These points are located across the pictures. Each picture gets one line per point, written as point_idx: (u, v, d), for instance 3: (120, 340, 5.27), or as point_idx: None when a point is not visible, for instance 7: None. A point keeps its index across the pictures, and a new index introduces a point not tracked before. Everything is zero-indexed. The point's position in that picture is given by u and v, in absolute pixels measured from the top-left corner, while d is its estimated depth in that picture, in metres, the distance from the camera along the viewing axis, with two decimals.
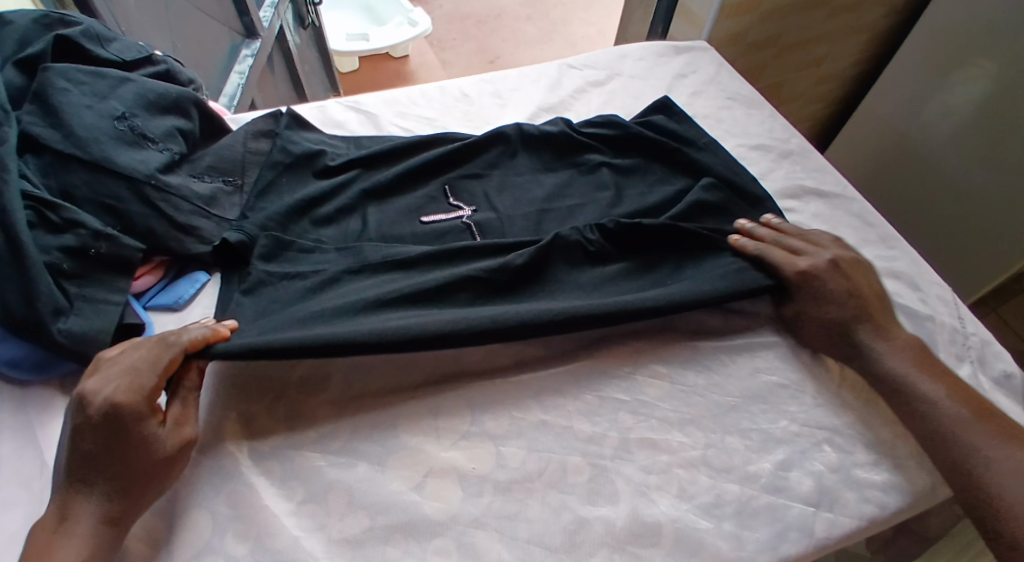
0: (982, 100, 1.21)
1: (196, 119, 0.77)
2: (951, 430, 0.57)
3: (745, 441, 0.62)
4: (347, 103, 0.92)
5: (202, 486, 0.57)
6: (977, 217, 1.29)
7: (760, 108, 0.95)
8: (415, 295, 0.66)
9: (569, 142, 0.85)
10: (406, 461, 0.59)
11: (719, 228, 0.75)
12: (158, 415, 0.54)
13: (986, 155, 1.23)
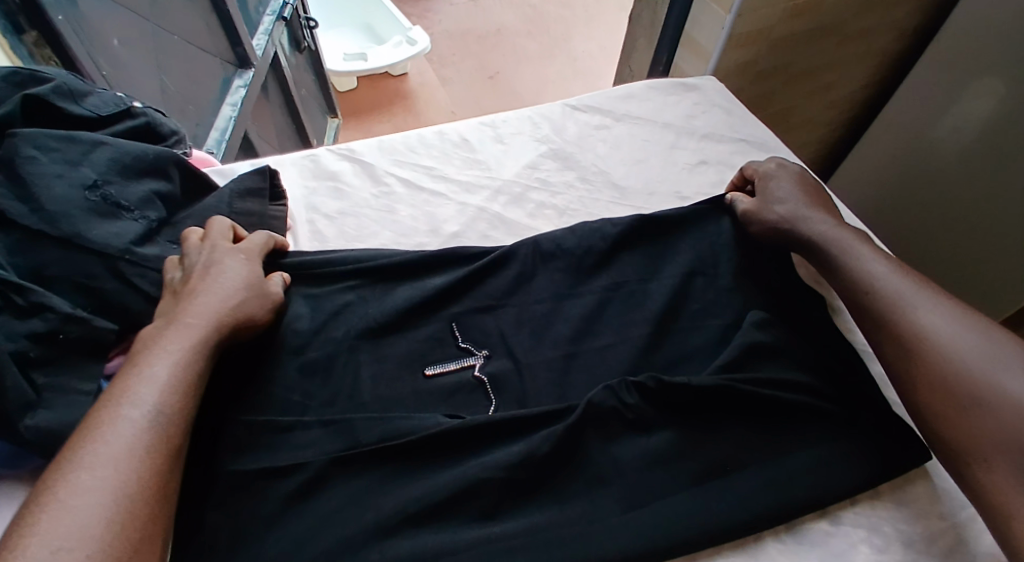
0: (990, 119, 1.17)
1: (177, 180, 0.72)
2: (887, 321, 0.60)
3: (775, 544, 0.58)
4: (340, 151, 0.87)
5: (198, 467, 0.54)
6: (993, 246, 1.23)
7: (776, 152, 0.90)
8: (425, 515, 0.56)
9: (595, 261, 0.75)
10: None
11: (781, 378, 0.64)
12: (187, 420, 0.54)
13: (995, 173, 1.19)
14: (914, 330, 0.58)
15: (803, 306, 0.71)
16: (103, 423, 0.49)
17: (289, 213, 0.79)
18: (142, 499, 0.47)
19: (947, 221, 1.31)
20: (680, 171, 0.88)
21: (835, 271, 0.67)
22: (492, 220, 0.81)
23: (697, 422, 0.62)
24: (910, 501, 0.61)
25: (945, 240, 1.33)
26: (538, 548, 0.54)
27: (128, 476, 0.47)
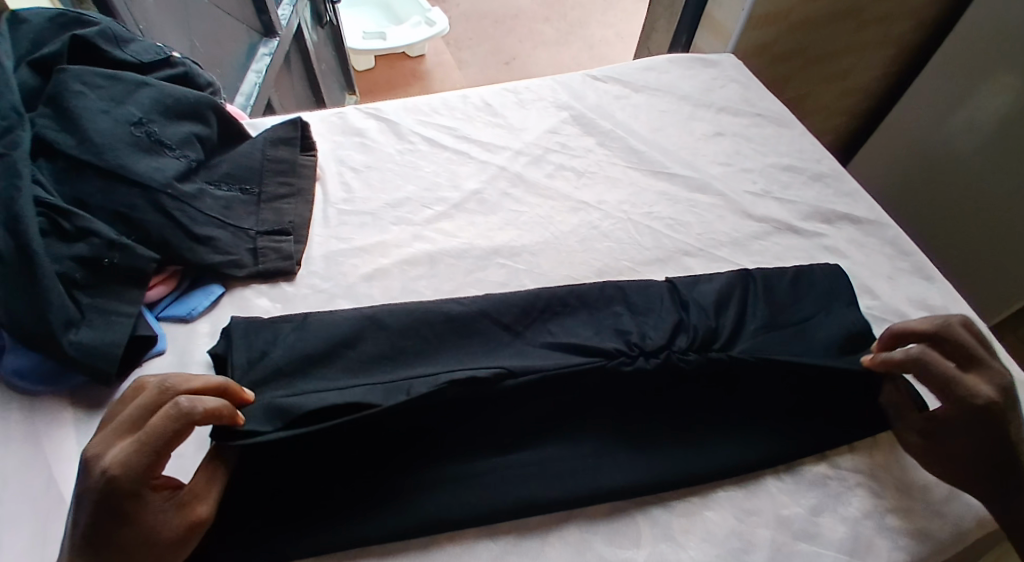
0: (1006, 115, 1.18)
1: (214, 126, 0.75)
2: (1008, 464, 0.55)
3: (776, 483, 0.60)
4: (367, 110, 0.90)
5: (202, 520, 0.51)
6: (999, 235, 1.25)
7: (791, 126, 0.93)
8: (449, 452, 0.58)
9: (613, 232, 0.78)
10: None
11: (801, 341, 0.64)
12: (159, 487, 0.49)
13: (1009, 168, 1.20)
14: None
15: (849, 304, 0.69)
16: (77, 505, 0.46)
17: (318, 164, 0.82)
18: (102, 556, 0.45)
19: (959, 211, 1.33)
20: (697, 140, 0.90)
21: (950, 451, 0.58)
22: (512, 178, 0.83)
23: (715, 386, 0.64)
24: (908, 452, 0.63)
25: (956, 228, 1.35)
26: (553, 482, 0.56)
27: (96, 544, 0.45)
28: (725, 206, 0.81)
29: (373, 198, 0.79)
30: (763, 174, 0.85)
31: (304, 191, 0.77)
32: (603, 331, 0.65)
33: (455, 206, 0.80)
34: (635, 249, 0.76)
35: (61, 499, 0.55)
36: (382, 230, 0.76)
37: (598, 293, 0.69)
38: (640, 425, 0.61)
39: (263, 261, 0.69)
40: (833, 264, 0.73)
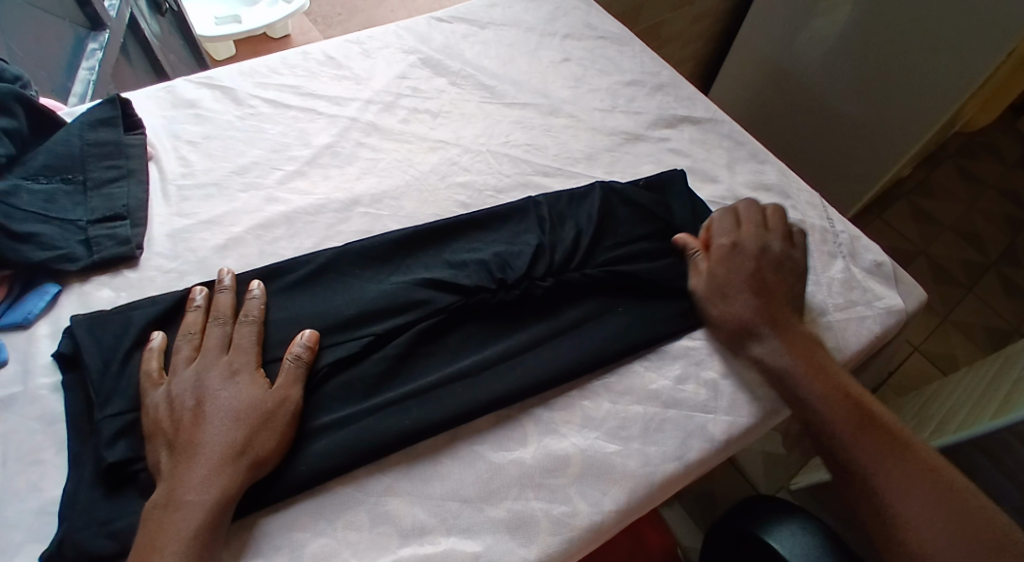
0: (850, 26, 1.21)
1: (23, 118, 0.69)
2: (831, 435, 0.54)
3: (643, 361, 0.64)
4: (199, 79, 0.85)
5: (314, 513, 0.52)
6: (848, 140, 1.34)
7: (631, 43, 0.96)
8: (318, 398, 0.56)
9: (471, 166, 0.79)
10: (309, 510, 0.52)
11: (652, 243, 0.69)
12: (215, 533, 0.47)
13: (858, 77, 1.25)
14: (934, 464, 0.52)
15: (689, 200, 0.74)
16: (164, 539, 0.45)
17: (147, 141, 0.76)
18: None
19: (812, 120, 1.39)
20: (545, 67, 0.91)
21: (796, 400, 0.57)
22: (365, 128, 0.82)
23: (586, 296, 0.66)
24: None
25: (808, 136, 1.42)
26: (431, 406, 0.57)
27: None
28: (577, 125, 0.84)
29: (216, 167, 0.75)
30: (609, 91, 0.88)
31: (135, 171, 0.71)
32: (467, 266, 0.66)
33: (307, 163, 0.78)
34: (495, 177, 0.78)
35: None
36: (230, 198, 0.73)
37: (463, 225, 0.70)
38: (514, 339, 0.62)
39: (97, 251, 0.64)
40: (673, 168, 0.78)
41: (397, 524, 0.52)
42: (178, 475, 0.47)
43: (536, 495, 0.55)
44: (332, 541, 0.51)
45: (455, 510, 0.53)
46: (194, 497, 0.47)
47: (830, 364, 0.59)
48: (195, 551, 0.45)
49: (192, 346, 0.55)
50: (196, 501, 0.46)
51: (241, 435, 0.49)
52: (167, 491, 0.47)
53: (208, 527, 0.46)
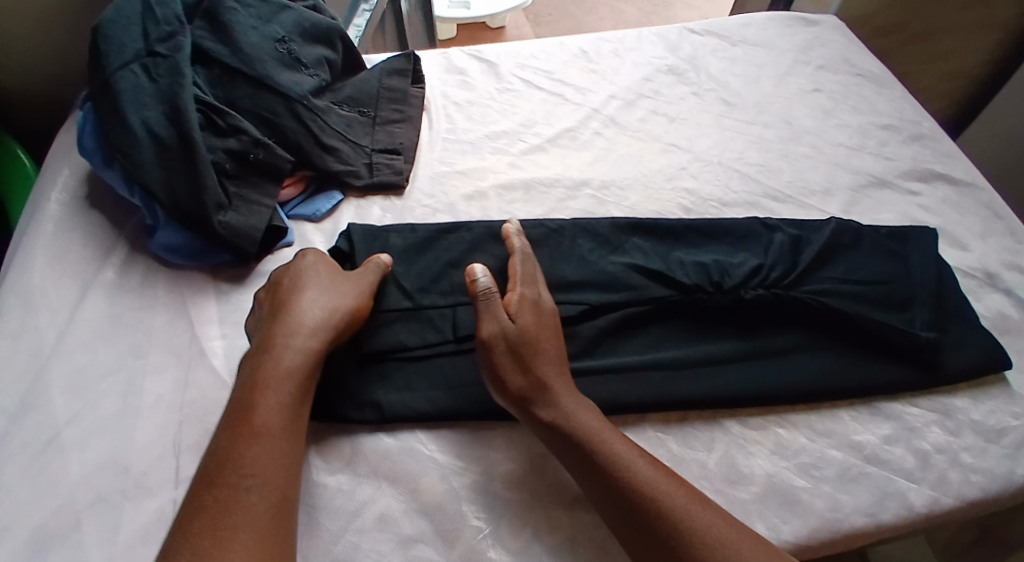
0: None
1: (339, 52, 0.83)
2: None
3: (848, 410, 0.62)
4: (470, 52, 0.97)
5: (510, 441, 0.59)
6: None
7: (891, 88, 0.92)
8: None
9: (701, 175, 0.81)
10: (506, 438, 0.59)
11: (885, 291, 0.66)
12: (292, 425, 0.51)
13: None
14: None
15: (934, 259, 0.69)
16: (249, 421, 0.49)
17: (425, 97, 0.88)
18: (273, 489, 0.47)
19: None
20: (792, 94, 0.90)
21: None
22: (605, 120, 0.87)
23: (798, 326, 0.65)
24: (994, 393, 0.64)
25: None
26: (632, 387, 0.60)
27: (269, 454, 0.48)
28: (818, 157, 0.82)
29: (474, 130, 0.85)
30: (858, 130, 0.85)
31: (414, 118, 0.84)
32: (686, 264, 0.67)
33: (549, 141, 0.85)
34: (723, 190, 0.79)
35: (202, 353, 0.62)
36: (481, 157, 0.82)
37: (687, 228, 0.72)
38: (715, 346, 0.63)
39: (377, 174, 0.76)
40: (925, 225, 0.73)
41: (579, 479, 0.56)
42: (259, 372, 0.52)
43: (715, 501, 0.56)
44: (519, 468, 0.57)
45: None
46: (272, 394, 0.51)
47: (626, 452, 0.52)
48: (271, 435, 0.49)
49: (272, 296, 0.59)
50: (275, 394, 0.51)
51: (310, 343, 0.55)
52: (247, 388, 0.51)
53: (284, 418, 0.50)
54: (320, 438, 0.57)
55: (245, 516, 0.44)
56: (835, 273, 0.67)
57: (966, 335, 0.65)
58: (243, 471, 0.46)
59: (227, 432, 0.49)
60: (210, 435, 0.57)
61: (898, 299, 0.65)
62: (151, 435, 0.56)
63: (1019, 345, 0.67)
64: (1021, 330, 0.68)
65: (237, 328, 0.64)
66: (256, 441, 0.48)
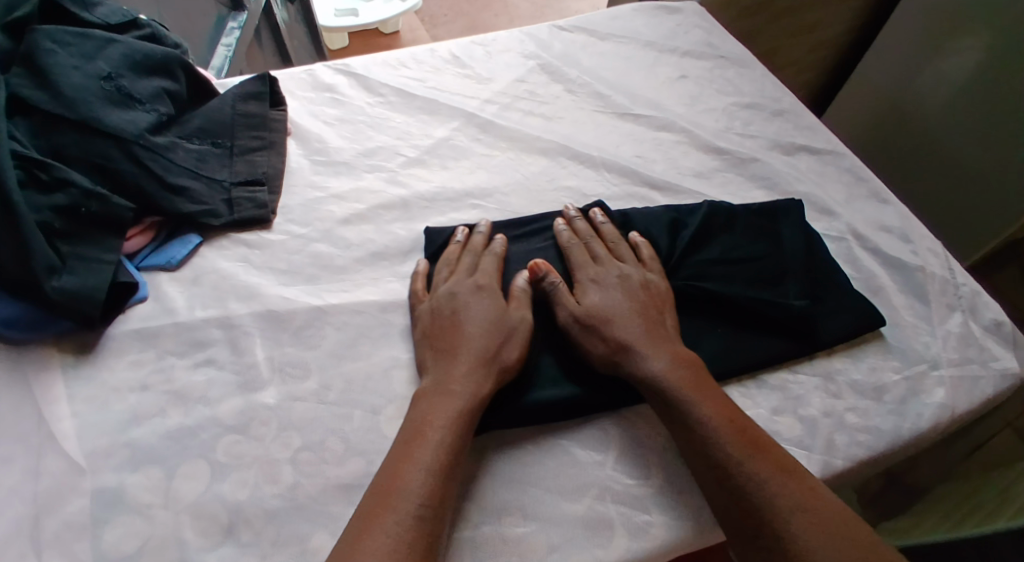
0: (978, 68, 1.08)
1: (183, 83, 0.77)
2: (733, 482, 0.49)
3: (737, 387, 0.62)
4: (337, 67, 0.92)
5: None
6: (971, 192, 1.14)
7: (752, 67, 0.95)
8: (417, 373, 0.61)
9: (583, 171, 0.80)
10: None
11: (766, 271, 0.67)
12: (410, 440, 0.51)
13: (987, 123, 1.08)
14: (761, 483, 0.48)
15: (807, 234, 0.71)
16: (414, 446, 0.50)
17: (289, 118, 0.83)
18: (440, 484, 0.48)
19: (941, 172, 1.19)
20: (661, 83, 0.91)
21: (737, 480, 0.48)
22: (481, 125, 0.85)
23: (686, 310, 0.66)
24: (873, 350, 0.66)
25: (930, 189, 1.22)
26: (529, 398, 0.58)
27: (384, 469, 0.49)
28: (690, 143, 0.83)
29: (347, 148, 0.81)
30: (725, 112, 0.87)
31: (276, 143, 0.79)
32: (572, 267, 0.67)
33: (426, 152, 0.82)
34: (602, 185, 0.79)
35: (54, 437, 0.56)
36: (357, 177, 0.78)
37: (587, 217, 0.72)
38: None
39: (238, 211, 0.71)
40: (794, 197, 0.76)
41: (479, 503, 0.53)
42: (412, 426, 0.52)
43: (616, 500, 0.54)
44: None
45: (536, 497, 0.54)
46: (438, 424, 0.51)
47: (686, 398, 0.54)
48: (460, 454, 0.51)
49: (438, 319, 0.60)
50: (438, 425, 0.51)
51: (492, 341, 0.57)
52: (432, 394, 0.54)
53: (458, 446, 0.51)
54: (186, 511, 0.52)
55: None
56: (713, 256, 0.68)
57: (840, 301, 0.66)
58: (405, 504, 0.46)
59: (382, 478, 0.49)
60: (71, 526, 0.51)
61: (773, 276, 0.67)
62: (6, 534, 0.50)
63: (889, 302, 0.70)
64: (889, 287, 0.71)
65: (90, 403, 0.58)
66: (416, 481, 0.47)
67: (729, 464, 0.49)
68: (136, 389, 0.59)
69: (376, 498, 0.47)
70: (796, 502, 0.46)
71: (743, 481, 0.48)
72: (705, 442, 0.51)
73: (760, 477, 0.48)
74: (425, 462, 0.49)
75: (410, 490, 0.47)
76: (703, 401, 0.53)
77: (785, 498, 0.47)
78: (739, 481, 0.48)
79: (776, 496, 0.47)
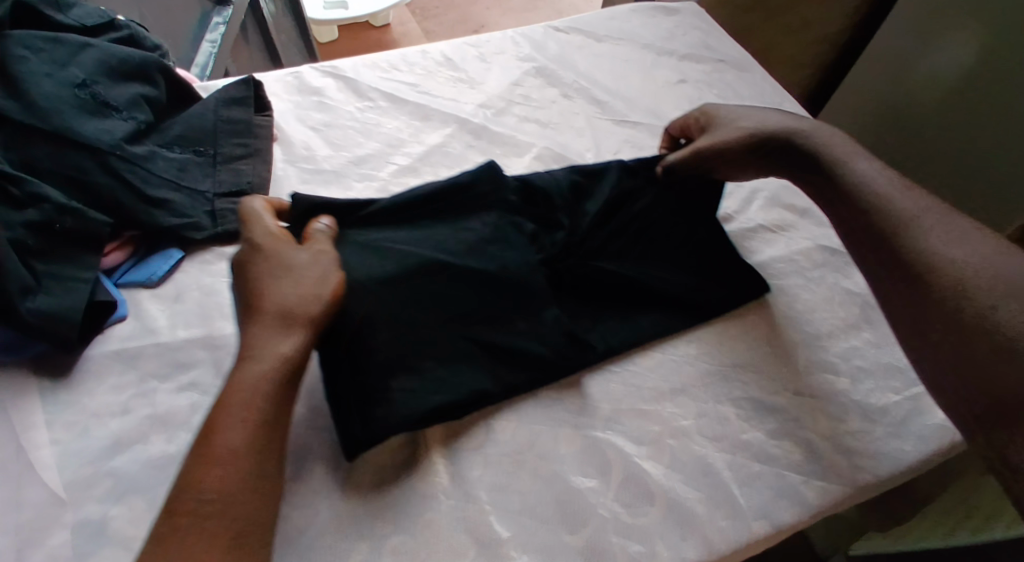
0: (967, 68, 1.06)
1: (162, 88, 0.74)
2: (897, 227, 0.55)
3: (737, 410, 0.60)
4: (324, 69, 0.89)
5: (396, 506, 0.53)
6: (961, 192, 1.13)
7: (753, 70, 0.93)
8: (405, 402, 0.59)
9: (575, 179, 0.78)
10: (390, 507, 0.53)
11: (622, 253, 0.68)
12: (200, 443, 0.44)
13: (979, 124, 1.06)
14: (955, 265, 0.51)
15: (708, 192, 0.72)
16: (205, 447, 0.43)
17: (275, 124, 0.80)
18: (243, 495, 0.42)
19: (931, 173, 1.17)
20: (659, 87, 0.89)
21: (897, 228, 0.55)
22: (474, 131, 0.83)
23: (568, 282, 0.66)
24: (738, 330, 0.67)
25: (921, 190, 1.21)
26: (432, 393, 0.54)
27: (182, 471, 0.43)
28: None
29: (335, 156, 0.79)
30: None
31: (262, 151, 0.76)
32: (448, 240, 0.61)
33: (417, 160, 0.79)
34: None
35: (32, 464, 0.54)
36: (346, 187, 0.75)
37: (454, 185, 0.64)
38: (516, 333, 0.59)
39: (221, 223, 0.69)
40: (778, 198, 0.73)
41: (473, 532, 0.52)
42: (206, 426, 0.45)
43: (614, 527, 0.52)
44: (410, 536, 0.51)
45: (531, 528, 0.52)
46: (225, 435, 0.44)
47: (864, 173, 0.60)
48: (259, 452, 0.44)
49: (245, 283, 0.52)
50: (231, 417, 0.44)
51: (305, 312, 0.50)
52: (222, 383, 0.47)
53: (253, 439, 0.44)
54: None
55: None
56: (598, 235, 0.68)
57: (698, 289, 0.67)
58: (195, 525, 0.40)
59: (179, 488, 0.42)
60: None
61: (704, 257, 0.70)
62: None
63: None
64: None
65: (71, 429, 0.56)
66: (230, 484, 0.42)
67: (899, 229, 0.55)
68: (118, 414, 0.57)
69: (177, 514, 0.41)
70: (991, 280, 0.49)
71: (897, 229, 0.55)
72: (873, 201, 0.58)
73: (971, 259, 0.51)
74: (224, 469, 0.42)
75: (209, 497, 0.41)
76: (871, 191, 0.59)
77: (951, 245, 0.52)
78: (964, 303, 0.49)
79: (937, 241, 0.53)
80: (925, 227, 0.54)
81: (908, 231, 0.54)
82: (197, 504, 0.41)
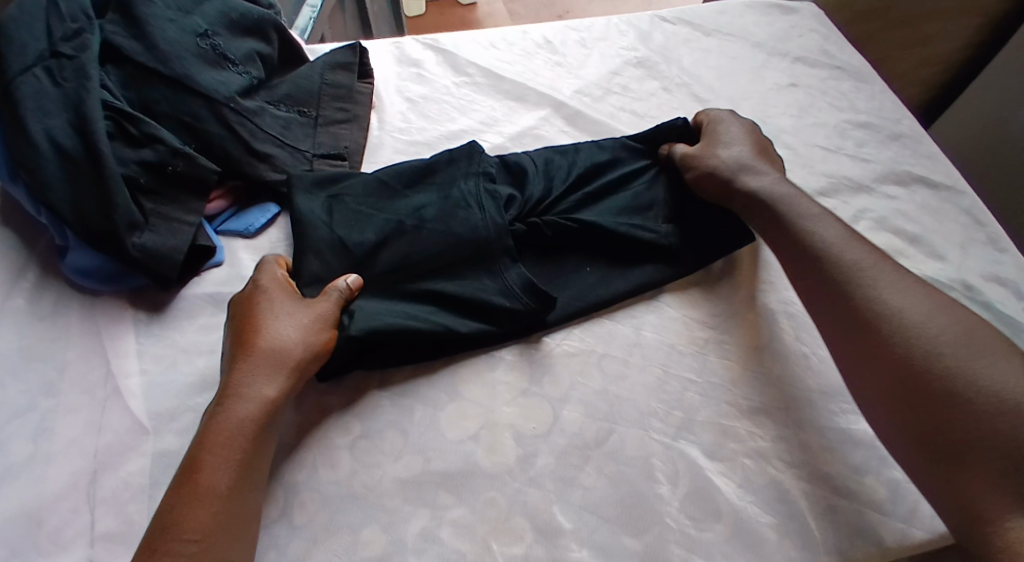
0: None
1: (275, 46, 0.76)
2: (914, 337, 0.50)
3: (821, 439, 0.57)
4: (426, 41, 0.90)
5: (459, 483, 0.53)
6: None
7: (870, 82, 0.87)
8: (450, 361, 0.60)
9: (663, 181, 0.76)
10: (453, 482, 0.53)
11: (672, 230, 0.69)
12: (190, 470, 0.46)
13: None
14: (984, 390, 0.46)
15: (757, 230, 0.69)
16: (199, 469, 0.46)
17: (374, 92, 0.81)
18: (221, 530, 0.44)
19: None
20: (768, 89, 0.85)
21: (911, 339, 0.50)
22: (568, 117, 0.81)
23: (545, 251, 0.68)
24: (776, 320, 0.65)
25: None
26: (453, 329, 0.60)
27: (175, 496, 0.45)
28: (794, 159, 0.78)
29: (429, 129, 0.79)
30: (837, 129, 0.81)
31: (360, 117, 0.77)
32: (428, 205, 0.65)
33: (510, 140, 0.78)
34: None
35: (119, 392, 0.56)
36: None
37: (447, 163, 0.68)
38: (482, 286, 0.62)
39: None
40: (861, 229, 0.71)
41: (534, 520, 0.51)
42: (194, 450, 0.47)
43: (680, 539, 0.51)
44: (470, 513, 0.51)
45: (592, 526, 0.51)
46: (215, 460, 0.46)
47: (878, 283, 0.54)
48: (245, 483, 0.47)
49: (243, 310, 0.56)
50: (225, 444, 0.47)
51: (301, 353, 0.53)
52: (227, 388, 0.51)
53: (238, 476, 0.46)
54: None
55: (192, 532, 0.42)
56: (599, 210, 0.70)
57: (681, 257, 0.68)
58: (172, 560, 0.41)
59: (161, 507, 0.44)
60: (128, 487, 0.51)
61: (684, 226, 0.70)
62: (61, 485, 0.49)
63: None
64: None
65: (160, 362, 0.58)
66: (199, 520, 0.43)
67: (932, 351, 0.49)
68: (206, 353, 0.59)
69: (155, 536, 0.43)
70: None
71: (920, 341, 0.50)
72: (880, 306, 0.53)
73: (1000, 383, 0.46)
74: (212, 502, 0.44)
75: (193, 531, 0.42)
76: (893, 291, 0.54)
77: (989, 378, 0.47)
78: (982, 432, 0.45)
79: (976, 370, 0.47)
80: (943, 343, 0.49)
81: (927, 351, 0.49)
82: (172, 532, 0.42)
